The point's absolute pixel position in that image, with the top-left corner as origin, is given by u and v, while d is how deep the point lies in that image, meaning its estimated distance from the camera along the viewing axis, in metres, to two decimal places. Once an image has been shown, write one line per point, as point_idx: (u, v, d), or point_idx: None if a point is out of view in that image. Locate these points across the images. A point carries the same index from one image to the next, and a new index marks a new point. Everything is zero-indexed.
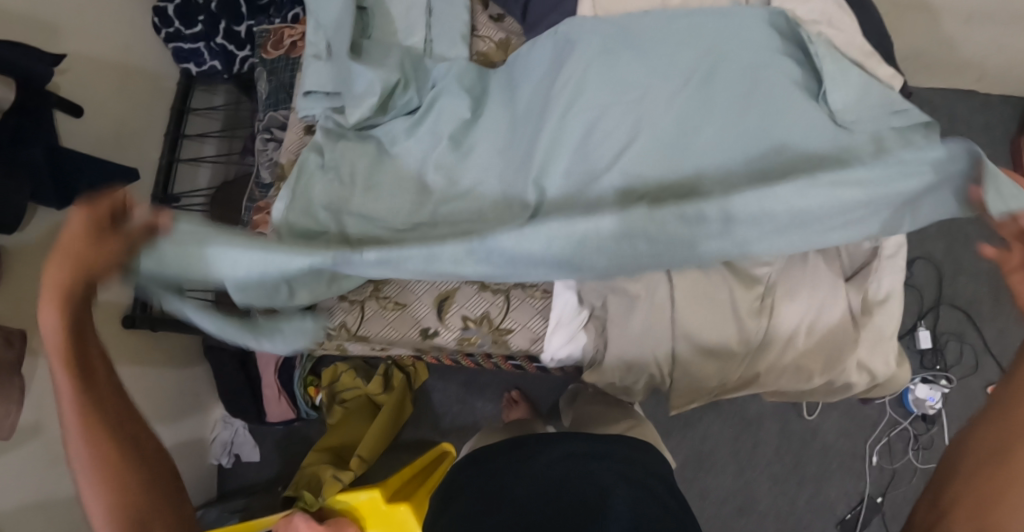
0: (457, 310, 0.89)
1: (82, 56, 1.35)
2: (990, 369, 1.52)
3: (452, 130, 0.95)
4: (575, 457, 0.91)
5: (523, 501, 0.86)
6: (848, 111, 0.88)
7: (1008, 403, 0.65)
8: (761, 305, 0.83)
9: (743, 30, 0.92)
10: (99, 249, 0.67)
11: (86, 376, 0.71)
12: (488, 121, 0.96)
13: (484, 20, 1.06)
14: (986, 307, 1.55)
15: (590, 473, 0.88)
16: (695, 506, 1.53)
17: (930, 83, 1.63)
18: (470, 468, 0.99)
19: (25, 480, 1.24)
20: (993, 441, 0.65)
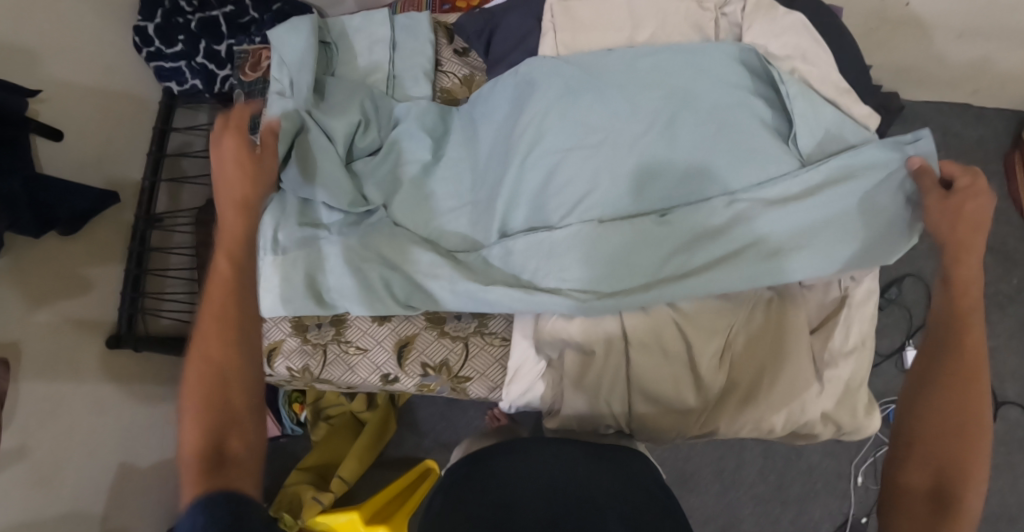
0: (415, 359, 0.91)
1: (61, 82, 1.35)
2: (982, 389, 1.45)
3: (414, 174, 0.95)
4: (574, 459, 0.78)
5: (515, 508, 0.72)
6: (821, 154, 0.86)
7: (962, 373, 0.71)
8: (720, 359, 0.83)
9: (711, 68, 0.89)
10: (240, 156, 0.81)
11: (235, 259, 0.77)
12: (450, 162, 0.96)
13: (449, 55, 1.06)
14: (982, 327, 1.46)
15: (597, 480, 0.75)
16: None
17: (924, 96, 1.54)
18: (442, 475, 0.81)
19: (11, 503, 1.22)
20: (934, 393, 0.72)
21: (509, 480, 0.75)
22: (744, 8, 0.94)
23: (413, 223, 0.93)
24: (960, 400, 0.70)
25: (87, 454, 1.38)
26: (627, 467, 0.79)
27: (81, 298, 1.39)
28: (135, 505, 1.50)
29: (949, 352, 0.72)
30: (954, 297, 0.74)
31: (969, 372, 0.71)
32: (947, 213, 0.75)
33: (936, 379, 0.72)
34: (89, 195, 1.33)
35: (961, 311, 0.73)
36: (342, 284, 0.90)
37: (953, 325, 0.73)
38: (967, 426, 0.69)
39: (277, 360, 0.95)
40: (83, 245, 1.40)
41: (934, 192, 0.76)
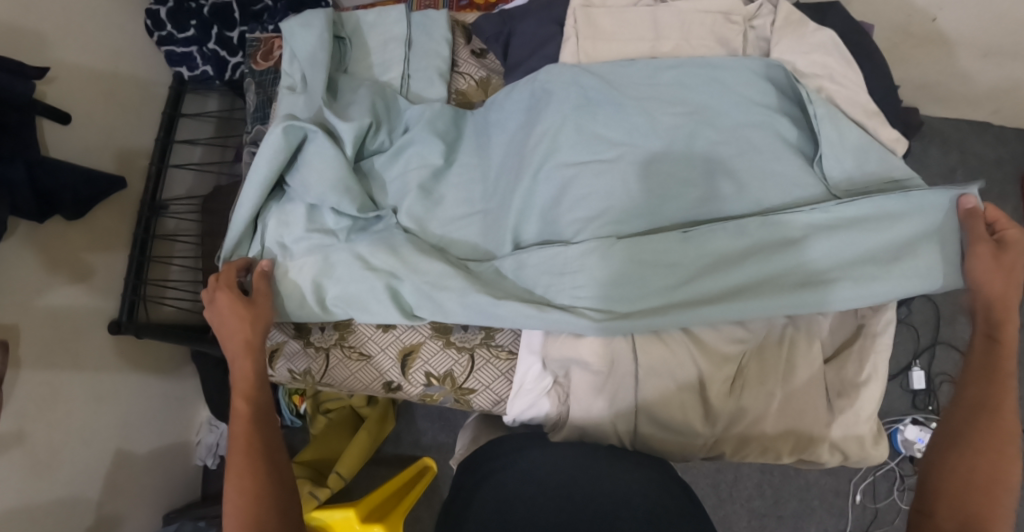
0: (418, 368, 0.91)
1: (69, 66, 1.34)
2: None
3: (423, 179, 0.93)
4: (585, 455, 0.78)
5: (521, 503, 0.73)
6: (846, 178, 0.84)
7: (982, 399, 0.76)
8: (729, 386, 0.83)
9: (735, 84, 0.87)
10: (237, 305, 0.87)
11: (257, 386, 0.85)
12: (459, 168, 0.95)
13: (465, 55, 1.03)
14: None
15: (615, 475, 0.75)
16: None
17: (944, 114, 1.51)
18: (459, 476, 0.83)
19: (6, 490, 1.22)
20: (963, 448, 0.74)
21: (529, 475, 0.76)
22: (773, 22, 0.92)
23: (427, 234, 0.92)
24: (986, 456, 0.73)
25: (85, 440, 1.38)
26: (649, 464, 0.78)
27: (83, 284, 1.38)
28: (131, 491, 1.51)
29: (978, 411, 0.76)
30: (990, 360, 0.77)
31: (996, 431, 0.74)
32: (993, 265, 0.77)
33: (966, 437, 0.75)
34: (93, 180, 1.32)
35: (997, 373, 0.76)
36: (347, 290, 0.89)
37: (985, 386, 0.76)
38: (994, 479, 0.72)
39: (279, 360, 0.96)
40: (86, 231, 1.39)
41: (985, 243, 0.77)
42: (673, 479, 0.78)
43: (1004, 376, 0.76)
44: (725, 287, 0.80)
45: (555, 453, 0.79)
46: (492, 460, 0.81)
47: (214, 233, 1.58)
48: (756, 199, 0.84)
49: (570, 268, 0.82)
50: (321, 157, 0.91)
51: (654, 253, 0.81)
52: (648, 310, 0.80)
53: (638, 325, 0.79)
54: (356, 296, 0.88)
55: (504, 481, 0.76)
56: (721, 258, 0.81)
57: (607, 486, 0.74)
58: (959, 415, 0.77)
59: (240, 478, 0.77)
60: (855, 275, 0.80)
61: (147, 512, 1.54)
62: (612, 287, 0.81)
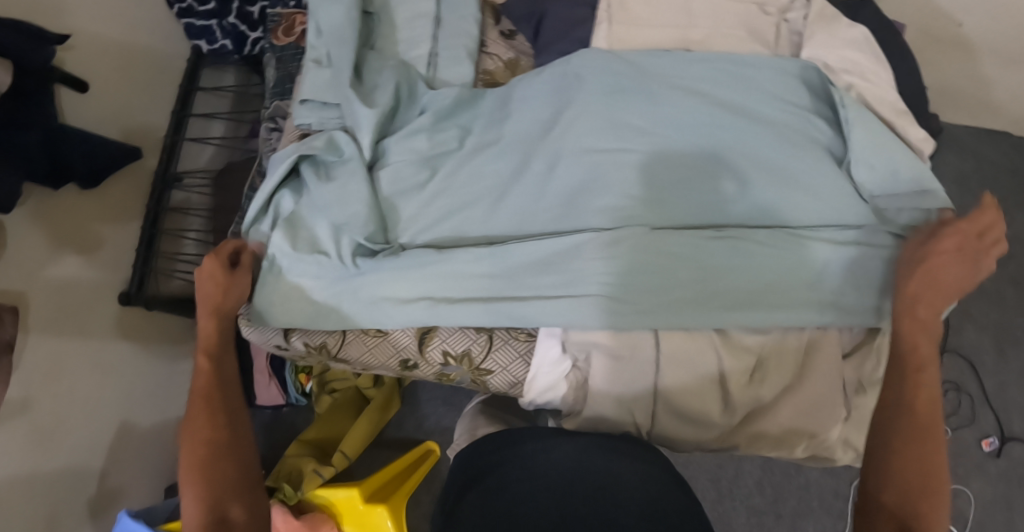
0: (435, 346, 0.88)
1: (87, 35, 1.34)
2: (987, 423, 1.42)
3: (432, 159, 0.91)
4: (589, 448, 0.79)
5: (520, 489, 0.73)
6: (876, 182, 0.86)
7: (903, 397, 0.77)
8: (749, 377, 0.83)
9: (766, 84, 0.88)
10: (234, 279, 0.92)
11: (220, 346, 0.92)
12: (466, 151, 0.91)
13: (494, 37, 0.99)
14: (990, 359, 1.45)
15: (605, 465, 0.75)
16: None
17: (963, 120, 1.50)
18: (461, 469, 0.88)
19: (11, 455, 1.22)
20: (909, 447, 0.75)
21: (524, 462, 0.78)
22: (807, 16, 0.93)
23: (443, 229, 0.88)
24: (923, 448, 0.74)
25: (90, 409, 1.38)
26: (644, 459, 0.78)
27: (92, 255, 1.38)
28: (135, 463, 1.51)
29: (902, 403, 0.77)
30: (905, 363, 0.78)
31: (927, 427, 0.75)
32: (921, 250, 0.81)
33: (898, 433, 0.75)
34: (111, 151, 1.35)
35: (910, 373, 0.78)
36: (378, 283, 0.87)
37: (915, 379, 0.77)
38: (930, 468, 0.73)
39: (296, 333, 0.94)
40: (98, 201, 1.39)
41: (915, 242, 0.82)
42: (665, 475, 0.77)
43: (918, 375, 0.77)
44: (755, 291, 0.82)
45: (553, 447, 0.80)
46: (496, 452, 0.83)
47: (229, 210, 1.58)
48: (783, 200, 0.84)
49: (589, 270, 0.81)
50: (345, 147, 0.91)
51: (680, 257, 0.82)
52: (667, 315, 0.81)
53: (665, 324, 0.81)
54: (378, 292, 0.88)
55: (502, 472, 0.78)
56: (752, 258, 0.82)
57: (597, 474, 0.74)
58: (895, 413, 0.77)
59: (199, 425, 0.85)
60: (871, 287, 0.84)
61: (148, 485, 1.54)
62: (634, 292, 0.81)
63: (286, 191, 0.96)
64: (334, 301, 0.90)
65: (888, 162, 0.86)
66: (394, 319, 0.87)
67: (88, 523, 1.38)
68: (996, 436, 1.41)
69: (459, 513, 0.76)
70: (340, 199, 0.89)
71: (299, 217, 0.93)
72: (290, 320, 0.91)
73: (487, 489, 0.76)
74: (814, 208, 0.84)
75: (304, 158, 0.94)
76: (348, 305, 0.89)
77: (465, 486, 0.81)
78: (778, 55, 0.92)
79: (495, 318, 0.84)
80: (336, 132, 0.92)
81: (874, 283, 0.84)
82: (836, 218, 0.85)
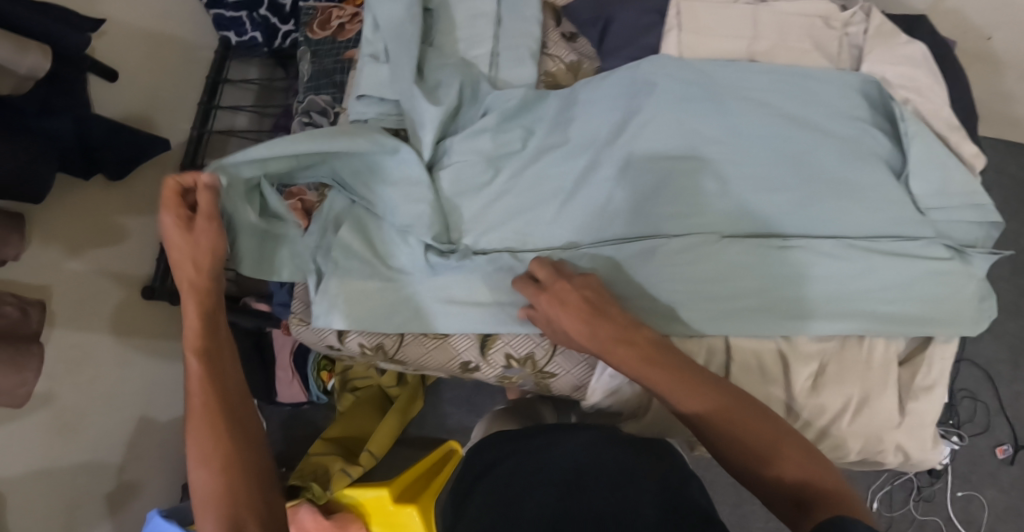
0: (498, 349, 0.89)
1: (120, 26, 1.31)
2: (1002, 431, 1.44)
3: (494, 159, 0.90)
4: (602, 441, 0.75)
5: (522, 482, 0.72)
6: (930, 196, 0.89)
7: (714, 440, 0.68)
8: (810, 382, 0.85)
9: (830, 96, 0.89)
10: (201, 235, 0.77)
11: (211, 332, 0.79)
12: (529, 153, 0.91)
13: (555, 38, 0.99)
14: (1005, 369, 1.47)
15: (619, 458, 0.72)
16: None
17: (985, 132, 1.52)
18: (472, 455, 0.85)
19: (30, 449, 1.19)
20: (776, 465, 0.65)
21: (530, 457, 0.76)
22: (867, 31, 0.94)
23: (505, 233, 0.89)
24: (786, 447, 0.66)
25: (111, 403, 1.35)
26: (665, 454, 0.75)
27: (115, 246, 1.35)
28: (155, 460, 1.48)
29: (720, 431, 0.67)
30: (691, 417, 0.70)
31: (771, 427, 0.67)
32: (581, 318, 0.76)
33: (744, 451, 0.66)
34: (140, 141, 1.29)
35: (703, 418, 0.69)
36: (444, 285, 0.89)
37: (717, 400, 0.68)
38: (813, 460, 0.65)
39: (351, 334, 0.94)
40: (122, 192, 1.36)
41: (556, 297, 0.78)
42: (686, 468, 0.73)
43: (703, 417, 0.68)
44: (815, 299, 0.84)
45: (563, 440, 0.77)
46: (490, 451, 0.82)
47: None
48: (844, 213, 0.85)
49: (657, 276, 0.83)
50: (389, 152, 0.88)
51: (742, 268, 0.83)
52: (726, 322, 0.83)
53: (737, 328, 0.83)
54: (445, 294, 0.89)
55: (505, 468, 0.76)
56: (815, 269, 0.84)
57: (613, 468, 0.70)
58: (730, 447, 0.67)
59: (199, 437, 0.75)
60: (928, 297, 0.86)
61: (165, 481, 1.50)
62: (696, 298, 0.83)
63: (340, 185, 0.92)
64: (398, 303, 0.90)
65: (940, 175, 0.88)
66: (453, 321, 0.88)
67: (107, 520, 1.35)
68: (1010, 444, 1.43)
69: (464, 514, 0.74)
70: (405, 200, 0.88)
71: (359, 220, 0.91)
72: (346, 323, 0.90)
73: (489, 489, 0.74)
74: (873, 221, 0.86)
75: None
76: (412, 308, 0.90)
77: (472, 479, 0.80)
78: (840, 68, 0.93)
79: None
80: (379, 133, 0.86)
81: (930, 298, 0.86)
82: (898, 227, 0.86)
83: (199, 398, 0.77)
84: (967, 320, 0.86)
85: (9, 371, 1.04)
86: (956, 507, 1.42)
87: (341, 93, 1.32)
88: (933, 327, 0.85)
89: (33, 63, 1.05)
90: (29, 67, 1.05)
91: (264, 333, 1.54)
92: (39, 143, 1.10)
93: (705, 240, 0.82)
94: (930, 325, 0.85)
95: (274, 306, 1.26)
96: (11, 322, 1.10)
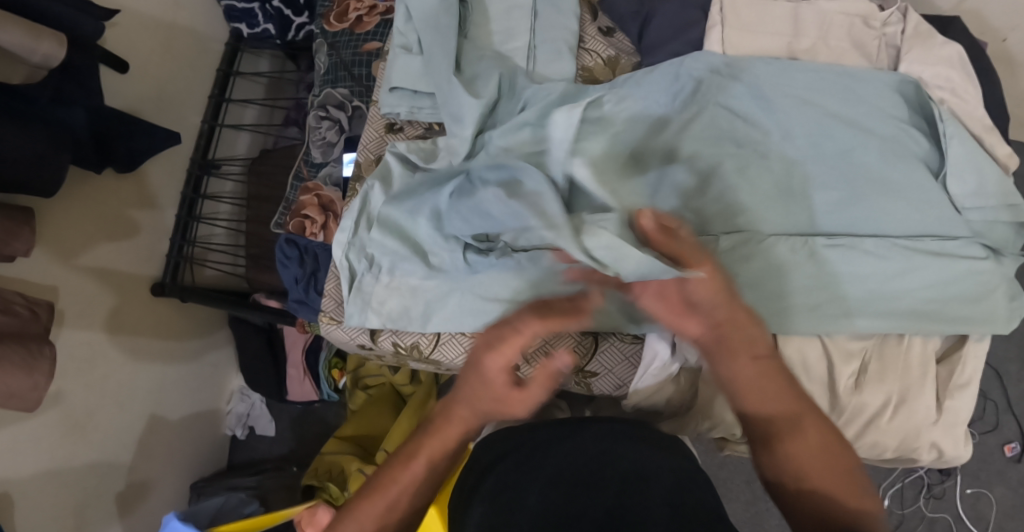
0: (538, 348, 0.93)
1: (132, 14, 1.26)
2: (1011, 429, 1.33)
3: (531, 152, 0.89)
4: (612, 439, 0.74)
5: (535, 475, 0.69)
6: (968, 199, 0.87)
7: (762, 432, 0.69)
8: (854, 379, 0.85)
9: (869, 96, 0.89)
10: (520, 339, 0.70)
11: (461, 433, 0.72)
12: None
13: (592, 33, 1.00)
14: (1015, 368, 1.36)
15: (629, 456, 0.71)
16: None
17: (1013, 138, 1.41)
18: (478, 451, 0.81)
19: (40, 451, 1.15)
20: (808, 484, 0.65)
21: (537, 452, 0.73)
22: (905, 31, 0.94)
23: None
24: (824, 466, 0.66)
25: (121, 403, 1.32)
26: (671, 451, 0.73)
27: (127, 242, 1.31)
28: (164, 460, 1.44)
29: (768, 443, 0.68)
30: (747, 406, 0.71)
31: (817, 443, 0.67)
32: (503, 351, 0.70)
33: (786, 447, 0.67)
34: (154, 132, 1.22)
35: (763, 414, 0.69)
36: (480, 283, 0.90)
37: (773, 414, 0.68)
38: (848, 484, 0.65)
39: (386, 332, 0.97)
40: (136, 185, 1.32)
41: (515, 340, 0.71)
42: (691, 467, 0.72)
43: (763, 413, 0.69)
44: (858, 298, 0.83)
45: (571, 437, 0.75)
46: (491, 449, 0.78)
47: (263, 198, 1.50)
48: (887, 212, 0.85)
49: None
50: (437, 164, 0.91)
51: (784, 266, 0.83)
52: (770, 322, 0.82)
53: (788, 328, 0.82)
54: (479, 291, 0.90)
55: (507, 464, 0.73)
56: (859, 266, 0.83)
57: (624, 465, 0.69)
58: (774, 459, 0.68)
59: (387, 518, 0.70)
60: (971, 298, 0.85)
61: (175, 480, 1.48)
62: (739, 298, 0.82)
63: (376, 181, 0.95)
64: (434, 301, 0.92)
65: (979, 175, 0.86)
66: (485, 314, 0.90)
67: (116, 522, 1.32)
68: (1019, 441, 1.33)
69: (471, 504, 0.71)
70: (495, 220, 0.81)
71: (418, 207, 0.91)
72: (383, 322, 0.94)
73: (492, 489, 0.70)
74: (916, 221, 0.85)
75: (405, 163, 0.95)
76: (450, 305, 0.92)
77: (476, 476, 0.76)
78: (877, 67, 0.94)
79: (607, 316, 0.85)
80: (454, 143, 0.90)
81: (972, 298, 0.85)
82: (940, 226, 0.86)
83: (415, 472, 0.71)
84: (1001, 320, 0.85)
85: (19, 373, 0.93)
86: (964, 503, 1.34)
87: (359, 88, 1.28)
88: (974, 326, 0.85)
89: (48, 50, 0.98)
90: (43, 55, 0.98)
91: (276, 329, 1.55)
92: (50, 132, 1.03)
93: (745, 236, 0.83)
94: (966, 325, 0.85)
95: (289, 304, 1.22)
96: (21, 323, 1.00)
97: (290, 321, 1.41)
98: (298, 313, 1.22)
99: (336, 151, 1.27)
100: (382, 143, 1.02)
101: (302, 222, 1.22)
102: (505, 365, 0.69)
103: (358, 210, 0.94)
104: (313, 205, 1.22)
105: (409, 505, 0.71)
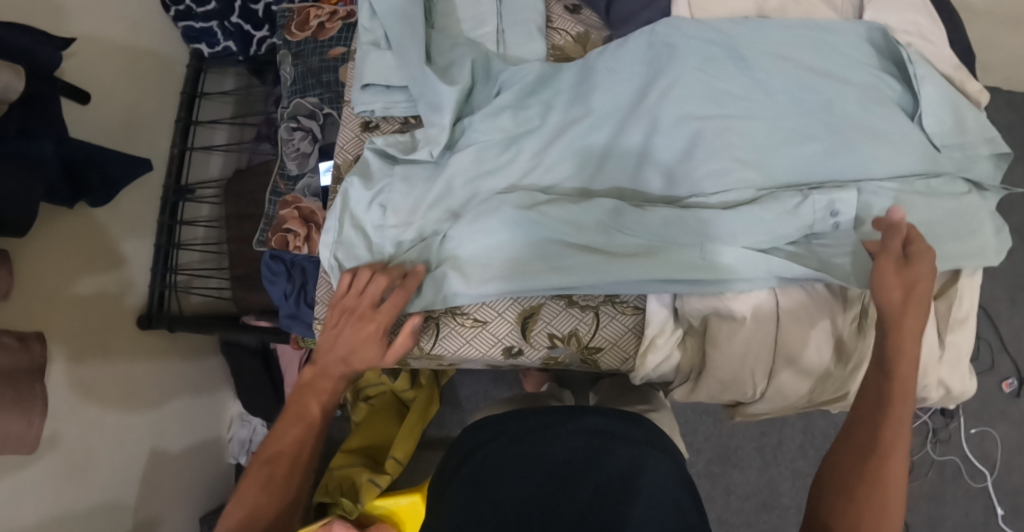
0: (541, 329, 0.93)
1: (88, 44, 1.23)
2: (1006, 366, 1.35)
3: (513, 132, 0.91)
4: (592, 436, 0.71)
5: (514, 472, 0.68)
6: (942, 135, 0.87)
7: (863, 415, 0.76)
8: (857, 326, 0.87)
9: (841, 46, 0.89)
10: (389, 306, 0.85)
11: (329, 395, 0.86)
12: (550, 127, 0.92)
13: (560, 12, 1.02)
14: (1003, 305, 1.37)
15: (616, 459, 0.68)
16: (720, 501, 1.37)
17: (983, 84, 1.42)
18: (471, 431, 0.77)
19: (41, 498, 1.12)
20: (846, 498, 0.72)
21: (521, 443, 0.71)
22: None
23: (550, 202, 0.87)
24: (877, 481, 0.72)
25: (120, 438, 1.28)
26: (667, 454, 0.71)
27: (107, 276, 1.28)
28: (170, 494, 1.41)
29: (847, 440, 0.76)
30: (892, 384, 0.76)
31: (884, 464, 0.72)
32: (361, 325, 0.85)
33: (863, 427, 0.75)
34: (125, 162, 1.18)
35: (892, 400, 0.75)
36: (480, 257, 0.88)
37: (869, 423, 0.75)
38: (875, 512, 0.70)
39: None
40: (112, 219, 1.29)
41: (363, 313, 0.85)
42: (686, 476, 0.70)
43: (899, 398, 0.75)
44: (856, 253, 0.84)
45: (560, 430, 0.71)
46: (480, 429, 0.75)
47: (244, 218, 1.48)
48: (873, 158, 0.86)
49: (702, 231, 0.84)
50: (419, 153, 0.92)
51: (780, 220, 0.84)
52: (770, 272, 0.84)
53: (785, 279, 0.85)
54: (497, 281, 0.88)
55: (494, 449, 0.71)
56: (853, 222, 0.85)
57: (611, 469, 0.67)
58: (845, 453, 0.75)
59: (265, 480, 0.81)
60: (965, 234, 0.86)
61: (184, 515, 1.45)
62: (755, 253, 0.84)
63: (355, 177, 0.93)
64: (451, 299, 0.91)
65: (955, 111, 0.86)
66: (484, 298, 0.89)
67: None
68: (1016, 377, 1.35)
69: (449, 490, 0.69)
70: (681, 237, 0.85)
71: (549, 199, 0.88)
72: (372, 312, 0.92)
73: (477, 472, 0.69)
74: (893, 171, 0.86)
75: (386, 157, 0.95)
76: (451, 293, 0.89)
77: (455, 461, 0.73)
78: (846, 18, 0.94)
79: (619, 273, 0.84)
80: (437, 129, 0.91)
81: (961, 232, 0.86)
82: (923, 167, 0.86)
83: (293, 426, 0.85)
84: (992, 251, 0.85)
85: (10, 427, 0.89)
86: (971, 444, 1.34)
87: (329, 94, 1.26)
88: (973, 259, 0.85)
89: (6, 81, 0.95)
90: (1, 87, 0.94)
91: (269, 350, 1.53)
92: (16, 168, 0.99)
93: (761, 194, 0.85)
94: (959, 261, 0.85)
95: (281, 322, 1.21)
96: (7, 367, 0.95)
97: (284, 338, 1.39)
98: (291, 330, 1.22)
99: (313, 160, 1.25)
100: (359, 143, 1.01)
101: (285, 236, 1.17)
102: (373, 328, 0.85)
103: (340, 208, 0.92)
104: (295, 219, 1.18)
105: (288, 469, 0.82)
